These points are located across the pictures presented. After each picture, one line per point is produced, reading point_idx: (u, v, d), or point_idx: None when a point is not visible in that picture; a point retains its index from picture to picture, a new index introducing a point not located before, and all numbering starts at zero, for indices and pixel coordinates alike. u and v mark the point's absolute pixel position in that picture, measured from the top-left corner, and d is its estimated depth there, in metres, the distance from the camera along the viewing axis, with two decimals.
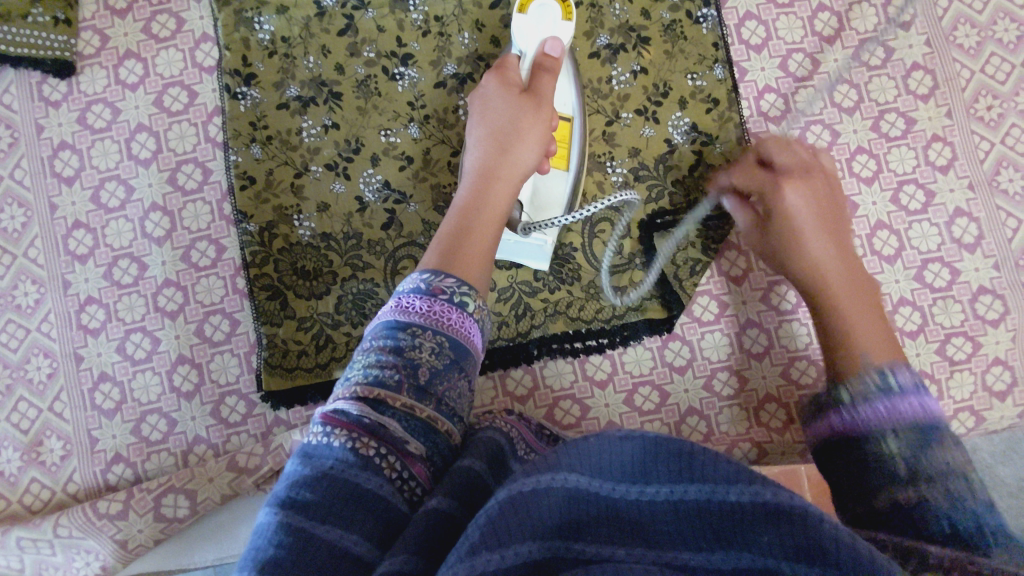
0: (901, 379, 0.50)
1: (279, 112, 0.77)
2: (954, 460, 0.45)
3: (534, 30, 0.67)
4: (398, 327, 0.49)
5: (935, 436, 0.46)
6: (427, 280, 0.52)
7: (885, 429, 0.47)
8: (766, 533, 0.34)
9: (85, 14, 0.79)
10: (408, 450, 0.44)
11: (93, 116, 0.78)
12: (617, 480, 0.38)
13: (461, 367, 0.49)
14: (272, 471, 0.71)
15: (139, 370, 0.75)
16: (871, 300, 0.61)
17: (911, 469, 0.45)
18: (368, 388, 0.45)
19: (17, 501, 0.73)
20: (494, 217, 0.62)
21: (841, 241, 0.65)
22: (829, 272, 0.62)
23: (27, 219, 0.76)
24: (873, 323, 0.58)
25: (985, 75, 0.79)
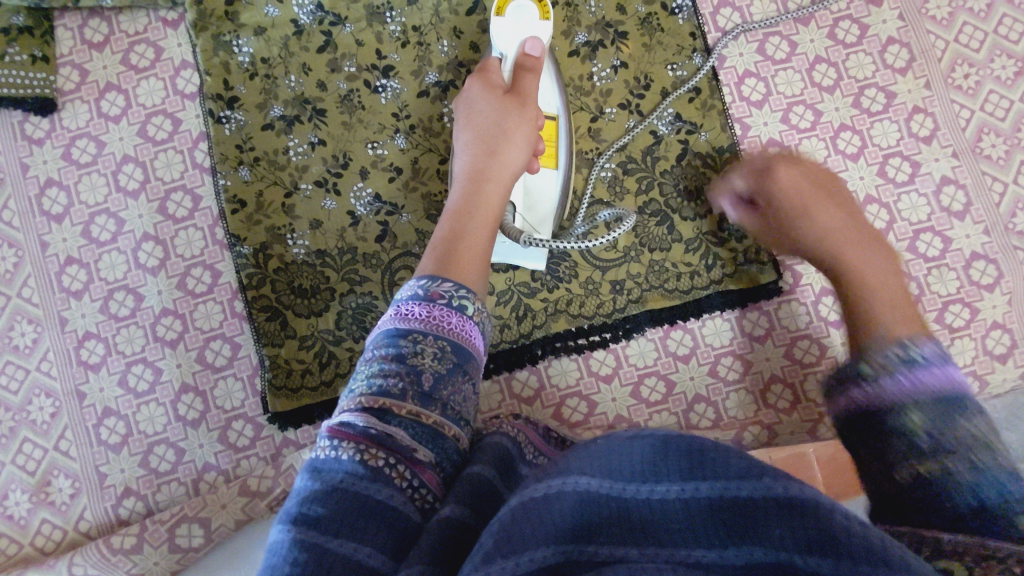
0: (925, 351, 0.49)
1: (264, 133, 0.77)
2: (976, 430, 0.46)
3: (513, 33, 0.68)
4: (398, 334, 0.48)
5: (959, 405, 0.47)
6: (425, 286, 0.52)
7: (910, 399, 0.47)
8: (781, 527, 0.34)
9: (63, 49, 0.78)
10: (417, 458, 0.44)
11: (78, 150, 0.77)
12: (627, 480, 0.39)
13: (465, 370, 0.49)
14: (284, 492, 0.71)
15: (142, 402, 0.74)
16: (886, 262, 0.60)
17: (935, 442, 0.45)
18: (372, 398, 0.45)
19: (29, 544, 0.72)
20: (488, 219, 0.62)
21: (851, 212, 0.65)
22: (841, 234, 0.62)
23: (18, 258, 0.76)
24: (886, 290, 0.57)
25: (959, 45, 0.80)
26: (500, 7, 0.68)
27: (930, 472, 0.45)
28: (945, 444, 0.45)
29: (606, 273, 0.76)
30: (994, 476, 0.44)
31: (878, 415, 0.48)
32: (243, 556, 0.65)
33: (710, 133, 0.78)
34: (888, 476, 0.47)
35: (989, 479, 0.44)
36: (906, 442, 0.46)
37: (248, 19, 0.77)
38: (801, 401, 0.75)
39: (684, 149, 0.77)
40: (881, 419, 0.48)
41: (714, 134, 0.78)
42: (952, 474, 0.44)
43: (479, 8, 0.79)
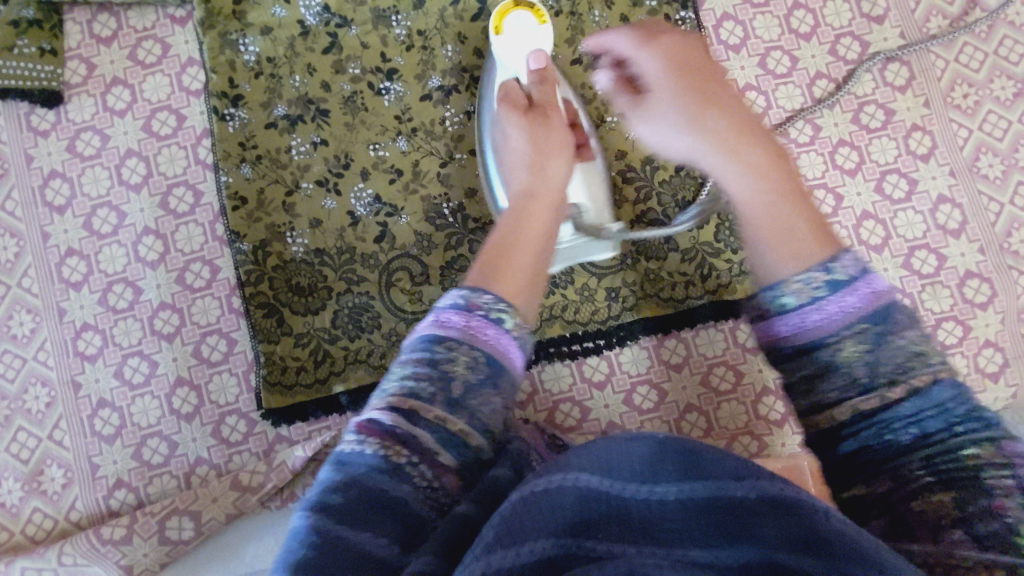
0: (845, 266, 0.43)
1: (268, 132, 0.77)
2: (909, 343, 0.42)
3: (514, 46, 0.69)
4: (432, 342, 0.46)
5: (891, 321, 0.42)
6: (465, 296, 0.48)
7: (840, 330, 0.42)
8: (771, 528, 0.35)
9: (71, 43, 0.79)
10: (439, 460, 0.42)
11: (83, 143, 0.78)
12: (626, 480, 0.39)
13: (500, 384, 0.46)
14: (275, 488, 0.72)
15: (137, 395, 0.75)
16: (779, 162, 0.54)
17: (871, 371, 0.42)
18: (403, 399, 0.43)
19: (20, 532, 0.73)
20: (535, 227, 0.59)
21: (709, 111, 0.57)
22: (710, 142, 0.56)
23: (19, 248, 0.77)
24: (777, 193, 0.52)
25: (959, 64, 0.81)
26: (496, 23, 0.70)
27: (871, 407, 0.42)
28: (884, 369, 0.42)
29: (602, 281, 0.77)
30: (937, 396, 0.41)
31: (812, 351, 0.43)
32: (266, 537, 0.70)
33: None
34: (834, 421, 0.43)
35: (935, 398, 0.41)
36: (845, 377, 0.42)
37: (255, 18, 0.78)
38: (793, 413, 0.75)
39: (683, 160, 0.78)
40: (813, 355, 0.43)
41: None
42: (894, 401, 0.41)
43: (485, 15, 0.79)
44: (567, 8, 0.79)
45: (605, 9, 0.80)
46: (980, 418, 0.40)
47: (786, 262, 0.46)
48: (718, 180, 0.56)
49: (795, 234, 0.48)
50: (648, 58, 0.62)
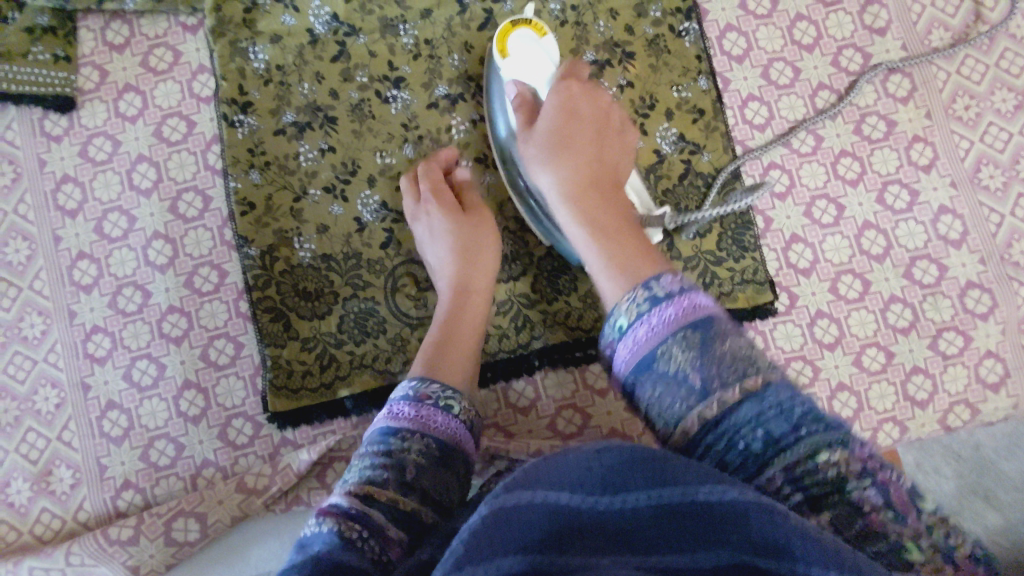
0: (666, 286, 0.53)
1: (276, 138, 0.78)
2: (732, 348, 0.49)
3: (521, 65, 0.74)
4: (390, 433, 0.54)
5: (709, 329, 0.50)
6: (415, 388, 0.58)
7: (665, 340, 0.50)
8: (736, 533, 0.36)
9: (84, 50, 0.81)
10: (388, 535, 0.46)
11: (95, 148, 0.79)
12: (598, 493, 0.39)
13: (449, 465, 0.53)
14: (281, 490, 0.72)
15: (146, 397, 0.76)
16: (618, 208, 0.68)
17: (701, 379, 0.48)
18: (361, 484, 0.49)
19: (28, 532, 0.74)
20: (472, 325, 0.70)
21: (574, 150, 0.70)
22: (564, 180, 0.68)
23: (31, 251, 0.78)
24: (608, 232, 0.65)
25: (961, 77, 0.81)
26: (501, 49, 0.74)
27: (712, 412, 0.48)
28: (709, 372, 0.48)
29: None
30: (769, 396, 0.47)
31: (648, 369, 0.51)
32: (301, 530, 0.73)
33: (712, 154, 0.79)
34: (687, 437, 0.49)
35: (769, 399, 0.47)
36: (684, 387, 0.49)
37: (265, 27, 0.79)
38: None
39: (686, 169, 0.79)
40: (647, 375, 0.51)
41: (716, 156, 0.79)
42: (732, 405, 0.47)
43: (491, 25, 0.81)
44: (572, 19, 0.81)
45: (610, 19, 0.81)
46: (815, 415, 0.46)
47: (631, 288, 0.57)
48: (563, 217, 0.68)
49: (631, 260, 0.62)
50: (552, 97, 0.72)
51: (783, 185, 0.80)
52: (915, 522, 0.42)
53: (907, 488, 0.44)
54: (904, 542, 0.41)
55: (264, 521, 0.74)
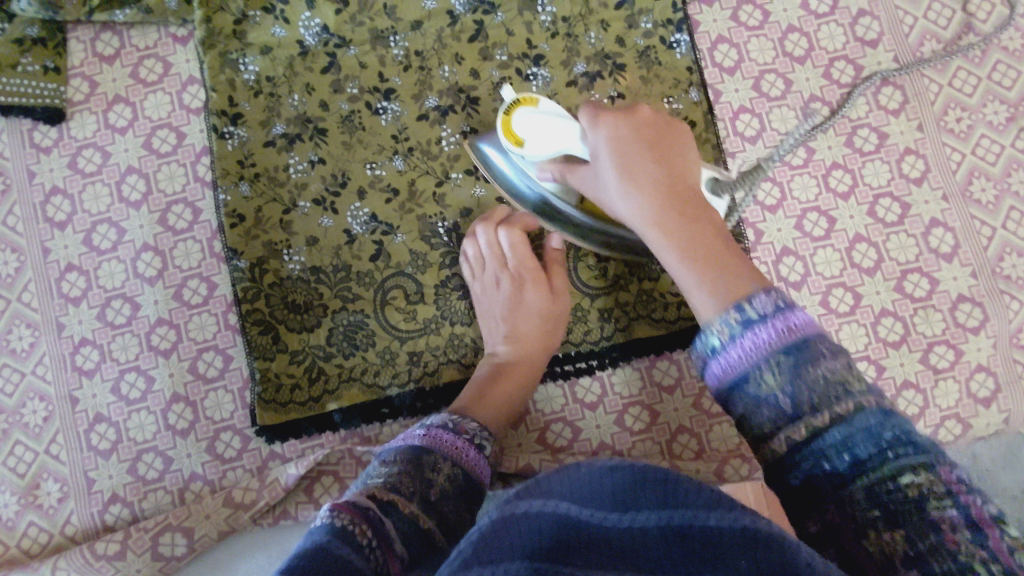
0: (760, 306, 0.46)
1: (266, 150, 0.78)
2: (831, 371, 0.44)
3: (542, 142, 0.63)
4: (422, 452, 0.60)
5: (805, 352, 0.44)
6: (454, 421, 0.65)
7: (756, 365, 0.45)
8: (743, 558, 0.36)
9: (74, 61, 0.80)
10: (394, 548, 0.49)
11: (84, 160, 0.79)
12: (609, 509, 0.40)
13: (465, 497, 0.60)
14: (268, 505, 0.72)
15: (134, 410, 0.76)
16: (713, 225, 0.57)
17: (794, 401, 0.44)
18: (384, 490, 0.54)
19: (15, 546, 0.73)
20: (525, 358, 0.73)
21: (648, 175, 0.60)
22: (647, 212, 0.58)
23: (20, 263, 0.78)
24: (698, 254, 0.55)
25: (953, 89, 0.81)
26: (511, 140, 0.65)
27: (801, 436, 0.43)
28: (804, 396, 0.43)
29: (595, 302, 0.78)
30: (863, 421, 0.42)
31: (738, 389, 0.46)
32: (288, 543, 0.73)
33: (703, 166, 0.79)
34: (774, 453, 0.45)
35: (860, 423, 0.42)
36: (772, 407, 0.44)
37: (255, 38, 0.79)
38: None
39: None
40: (737, 395, 0.46)
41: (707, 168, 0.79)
42: (822, 429, 0.43)
43: (482, 36, 0.80)
44: (563, 30, 0.80)
45: (601, 30, 0.80)
46: (907, 437, 0.41)
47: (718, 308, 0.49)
48: (654, 246, 0.58)
49: (721, 273, 0.52)
50: (601, 138, 0.61)
51: (774, 198, 0.79)
52: (996, 543, 0.36)
53: (993, 513, 0.38)
54: (971, 563, 0.36)
55: (248, 536, 0.73)
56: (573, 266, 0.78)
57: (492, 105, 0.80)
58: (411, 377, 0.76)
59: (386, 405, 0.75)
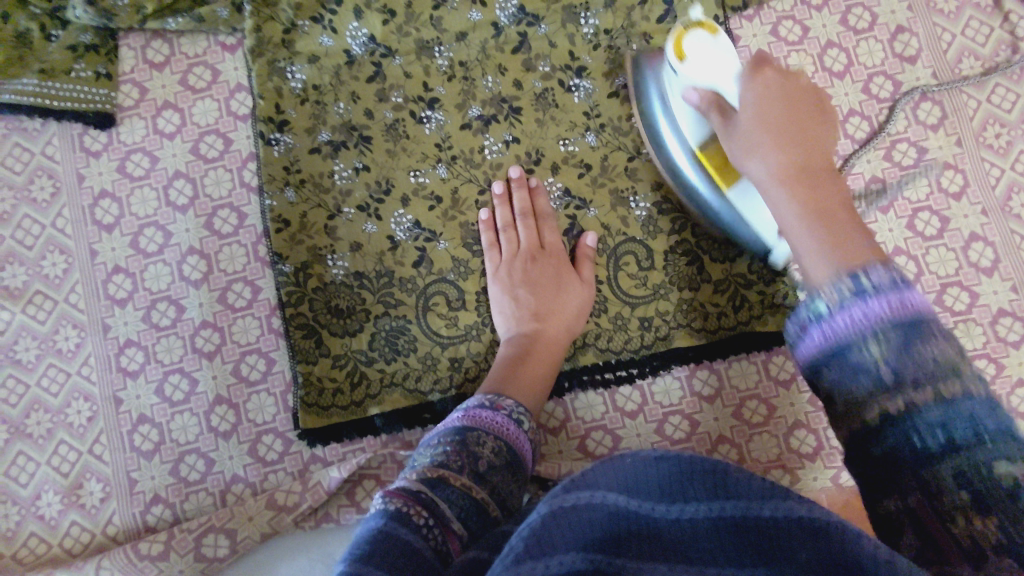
0: (876, 278, 0.43)
1: (312, 157, 0.79)
2: (940, 355, 0.40)
3: (703, 67, 0.64)
4: (464, 429, 0.61)
5: (917, 329, 0.41)
6: (491, 399, 0.66)
7: (863, 335, 0.42)
8: (798, 540, 0.39)
9: (125, 68, 0.82)
10: (451, 527, 0.51)
11: (132, 164, 0.80)
12: (656, 500, 0.44)
13: (512, 470, 0.61)
14: (311, 508, 0.72)
15: (177, 412, 0.76)
16: (842, 194, 0.57)
17: (897, 374, 0.40)
18: (434, 469, 0.55)
19: (57, 545, 0.74)
20: (551, 340, 0.74)
21: (785, 135, 0.60)
22: (778, 170, 0.59)
23: (68, 265, 0.79)
24: (822, 215, 0.54)
25: (992, 105, 0.82)
26: (675, 53, 0.65)
27: (897, 409, 0.40)
28: (907, 371, 0.40)
29: (635, 309, 0.78)
30: (965, 407, 0.39)
31: (839, 356, 0.43)
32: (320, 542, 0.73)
33: None
34: (863, 424, 0.42)
35: (963, 408, 0.39)
36: (871, 378, 0.41)
37: (303, 47, 0.80)
38: (824, 447, 0.77)
39: None
40: (836, 363, 0.43)
41: None
42: (919, 407, 0.40)
43: (525, 48, 0.81)
44: (605, 42, 0.82)
45: (643, 42, 0.81)
46: (1010, 434, 0.38)
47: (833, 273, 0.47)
48: (777, 205, 0.59)
49: (841, 242, 0.51)
50: (753, 89, 0.62)
51: None
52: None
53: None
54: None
55: (283, 541, 0.73)
56: (613, 275, 0.79)
57: (534, 115, 0.81)
58: (452, 382, 0.76)
59: (428, 410, 0.76)
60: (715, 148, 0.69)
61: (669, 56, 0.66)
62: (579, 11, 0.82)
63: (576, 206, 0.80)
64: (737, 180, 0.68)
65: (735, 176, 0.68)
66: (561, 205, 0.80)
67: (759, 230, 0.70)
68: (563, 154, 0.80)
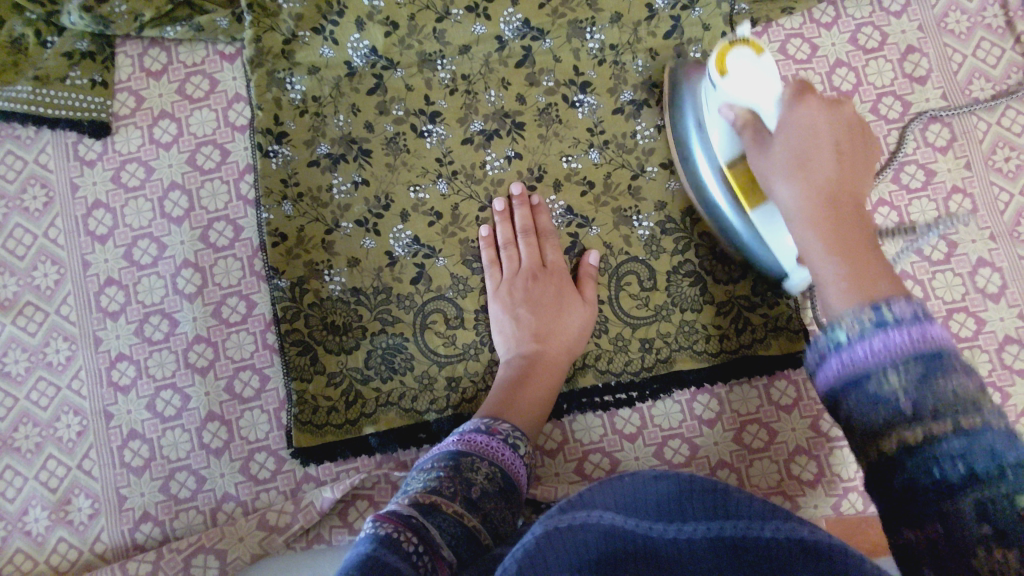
0: (898, 309, 0.41)
1: (310, 170, 0.78)
2: (962, 388, 0.38)
3: (743, 85, 0.63)
4: (458, 454, 0.60)
5: (939, 363, 0.39)
6: (487, 422, 0.65)
7: (883, 366, 0.40)
8: (800, 561, 0.38)
9: (121, 75, 0.80)
10: (441, 554, 0.50)
11: (127, 174, 0.79)
12: (654, 519, 0.43)
13: (507, 497, 0.59)
14: (302, 529, 0.71)
15: (168, 428, 0.75)
16: (868, 231, 0.53)
17: (917, 408, 0.38)
18: (426, 494, 0.54)
19: (43, 562, 0.72)
20: (551, 361, 0.73)
21: (815, 160, 0.58)
22: (805, 197, 0.56)
23: (59, 276, 0.77)
24: (844, 247, 0.51)
25: (1001, 128, 0.81)
26: (717, 67, 0.64)
27: (915, 440, 0.38)
28: (927, 406, 0.38)
29: (636, 330, 0.77)
30: (986, 438, 0.36)
31: (856, 388, 0.41)
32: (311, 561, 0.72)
33: None
34: (880, 454, 0.39)
35: (985, 440, 0.36)
36: (889, 412, 0.39)
37: (303, 58, 0.79)
38: (825, 474, 0.75)
39: None
40: (852, 393, 0.41)
41: None
42: (938, 435, 0.37)
43: (529, 62, 0.80)
44: (611, 58, 0.80)
45: (649, 59, 0.80)
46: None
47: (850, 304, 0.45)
48: (799, 235, 0.55)
49: (863, 278, 0.47)
50: (791, 114, 0.60)
51: None
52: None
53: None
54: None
55: (275, 560, 0.72)
56: (614, 295, 0.78)
57: (537, 131, 0.80)
58: (449, 402, 0.75)
59: (423, 430, 0.74)
60: (743, 168, 0.67)
61: (710, 71, 0.65)
62: (584, 25, 0.80)
63: (578, 224, 0.79)
64: (763, 204, 0.66)
65: (761, 200, 0.66)
66: (563, 223, 0.79)
67: (779, 256, 0.68)
68: (566, 171, 0.79)
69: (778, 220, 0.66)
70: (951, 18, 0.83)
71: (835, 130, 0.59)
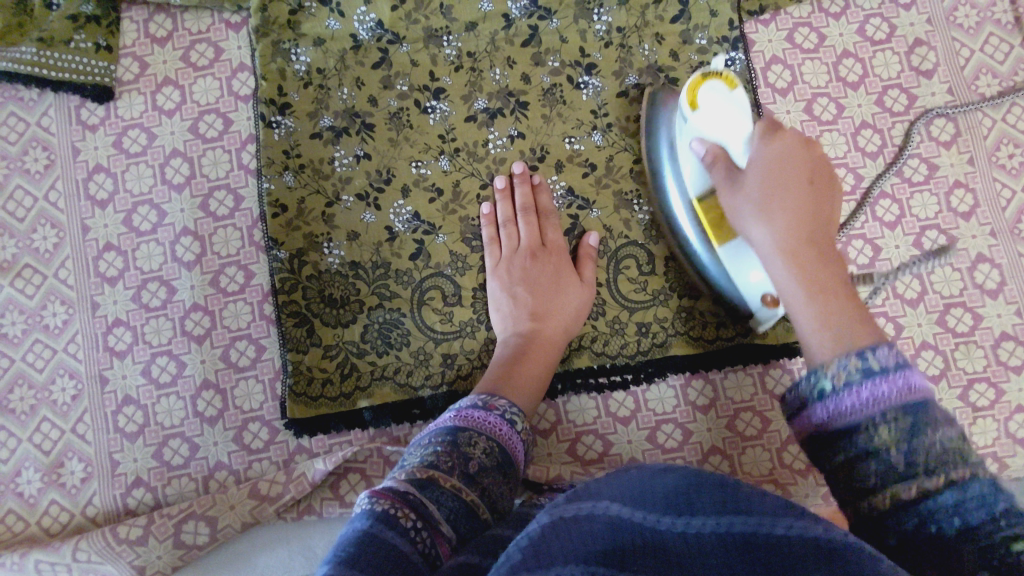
0: (881, 357, 0.45)
1: (313, 141, 0.78)
2: (948, 439, 0.42)
3: (714, 119, 0.66)
4: (455, 429, 0.60)
5: (923, 415, 0.43)
6: (484, 400, 0.65)
7: (873, 415, 0.44)
8: (810, 561, 0.36)
9: (126, 41, 0.80)
10: (441, 530, 0.49)
11: (129, 140, 0.79)
12: (660, 513, 0.41)
13: (504, 472, 0.59)
14: (294, 499, 0.71)
15: (163, 394, 0.75)
16: (835, 266, 0.59)
17: (910, 459, 0.42)
18: (424, 469, 0.54)
19: (35, 523, 0.73)
20: (548, 341, 0.73)
21: (789, 198, 0.61)
22: (783, 237, 0.60)
23: (58, 239, 0.77)
24: (819, 288, 0.57)
25: (1007, 124, 0.80)
26: (690, 103, 0.67)
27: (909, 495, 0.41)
28: (919, 459, 0.42)
29: (634, 314, 0.77)
30: (976, 488, 0.40)
31: (846, 435, 0.45)
32: (307, 537, 0.73)
33: None
34: (873, 509, 0.42)
35: (973, 489, 0.40)
36: (882, 464, 0.42)
37: (309, 29, 0.79)
38: (817, 463, 0.76)
39: None
40: (842, 445, 0.45)
41: None
42: (933, 490, 0.40)
43: (535, 42, 0.80)
44: (618, 41, 0.80)
45: (656, 43, 0.80)
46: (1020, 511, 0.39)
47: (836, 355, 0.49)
48: (776, 271, 0.60)
49: (840, 323, 0.53)
50: (760, 154, 0.63)
51: None
52: None
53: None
54: None
55: (273, 527, 0.73)
56: (613, 278, 0.78)
57: (541, 111, 0.79)
58: (444, 379, 0.75)
59: (417, 406, 0.75)
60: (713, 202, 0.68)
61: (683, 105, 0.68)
62: (592, 7, 0.80)
63: (578, 206, 0.79)
64: (730, 239, 0.67)
65: (729, 235, 0.67)
66: (564, 204, 0.79)
67: (745, 291, 0.69)
68: (568, 152, 0.79)
69: (745, 254, 0.67)
70: (961, 11, 0.82)
71: (802, 160, 0.63)
